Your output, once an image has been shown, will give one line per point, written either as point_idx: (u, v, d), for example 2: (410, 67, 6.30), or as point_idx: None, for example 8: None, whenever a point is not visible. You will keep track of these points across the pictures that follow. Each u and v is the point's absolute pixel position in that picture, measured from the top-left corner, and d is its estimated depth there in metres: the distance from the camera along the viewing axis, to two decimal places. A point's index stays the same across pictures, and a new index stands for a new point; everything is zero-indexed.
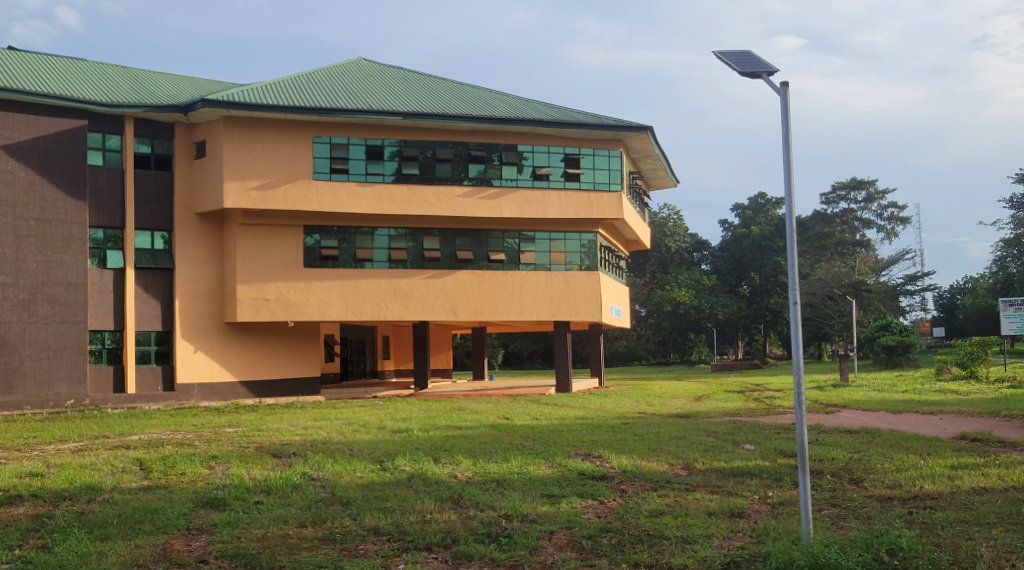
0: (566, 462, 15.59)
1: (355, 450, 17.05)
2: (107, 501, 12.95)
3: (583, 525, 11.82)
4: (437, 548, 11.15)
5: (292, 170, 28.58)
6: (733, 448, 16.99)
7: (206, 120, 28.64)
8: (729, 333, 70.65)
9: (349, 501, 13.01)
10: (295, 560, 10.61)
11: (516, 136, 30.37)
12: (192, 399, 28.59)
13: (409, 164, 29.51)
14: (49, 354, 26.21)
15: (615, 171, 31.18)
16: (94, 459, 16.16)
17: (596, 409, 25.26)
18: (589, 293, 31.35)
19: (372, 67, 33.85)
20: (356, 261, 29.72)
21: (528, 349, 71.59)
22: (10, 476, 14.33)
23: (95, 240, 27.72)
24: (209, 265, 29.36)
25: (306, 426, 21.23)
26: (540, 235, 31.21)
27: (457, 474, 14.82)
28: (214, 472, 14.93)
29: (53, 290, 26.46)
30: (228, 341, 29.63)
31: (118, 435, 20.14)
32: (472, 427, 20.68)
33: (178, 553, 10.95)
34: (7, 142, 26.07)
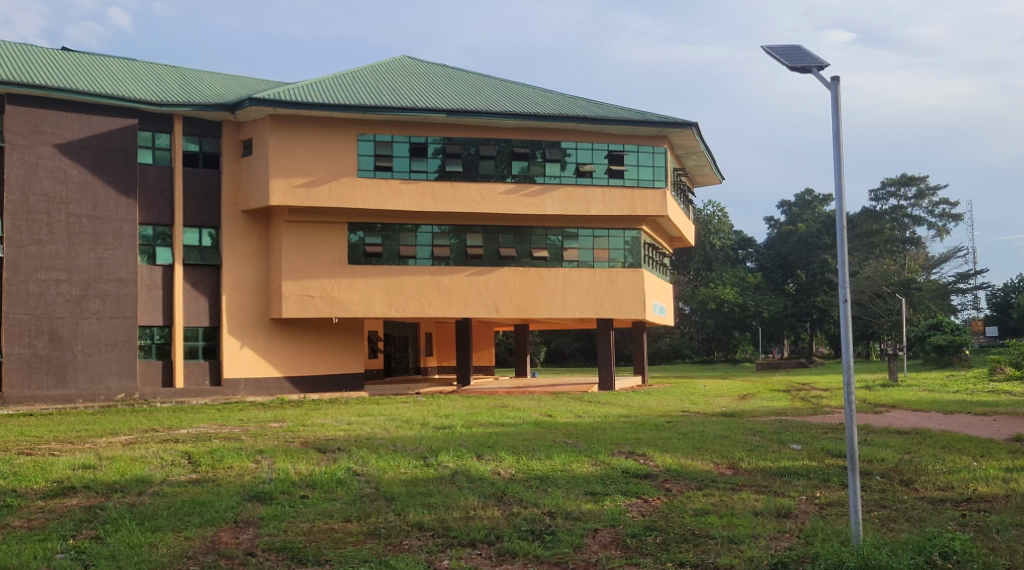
0: (610, 460, 15.52)
1: (399, 446, 17.12)
2: (157, 493, 13.16)
3: (628, 523, 11.76)
4: (482, 544, 11.17)
5: (338, 167, 28.80)
6: (780, 447, 16.79)
7: (252, 119, 28.93)
8: (776, 333, 68.94)
9: (393, 496, 13.07)
10: (340, 554, 10.70)
11: (560, 133, 30.25)
12: (238, 394, 28.91)
13: (453, 161, 29.61)
14: (100, 349, 26.80)
15: (660, 167, 30.93)
16: (145, 452, 16.41)
17: (639, 406, 25.11)
18: (632, 291, 31.22)
19: (416, 65, 33.96)
20: (400, 258, 29.88)
21: (570, 347, 71.68)
22: (63, 468, 14.57)
23: (145, 237, 28.13)
24: (256, 261, 29.71)
25: (350, 422, 21.35)
26: (583, 232, 31.08)
27: (501, 470, 14.82)
28: (261, 467, 15.10)
29: (105, 286, 27.00)
30: (274, 337, 29.92)
31: (165, 429, 20.45)
32: (514, 425, 20.65)
33: (226, 545, 11.05)
34: (60, 140, 26.61)
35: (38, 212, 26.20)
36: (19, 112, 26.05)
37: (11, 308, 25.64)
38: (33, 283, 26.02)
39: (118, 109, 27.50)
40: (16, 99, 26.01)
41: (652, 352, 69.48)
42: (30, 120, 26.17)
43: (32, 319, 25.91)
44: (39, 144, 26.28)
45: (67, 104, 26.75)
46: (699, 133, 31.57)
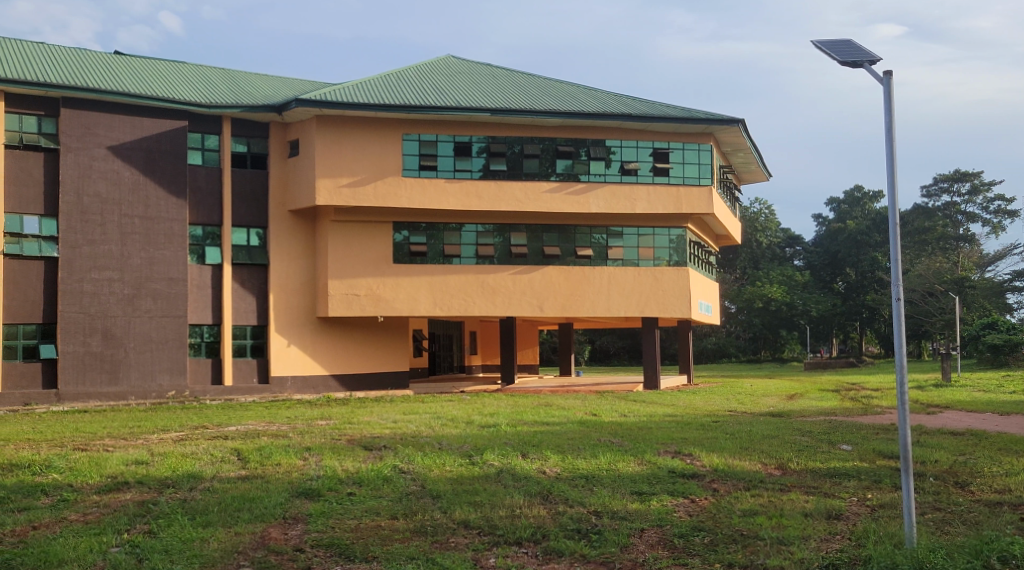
0: (656, 459, 15.45)
1: (445, 444, 17.18)
2: (208, 489, 13.36)
3: (675, 523, 11.69)
4: (528, 543, 11.17)
5: (383, 167, 28.99)
6: (829, 448, 16.57)
7: (299, 119, 29.21)
8: (824, 329, 67.17)
9: (440, 494, 13.14)
10: (387, 551, 10.75)
11: (604, 131, 30.15)
12: (286, 392, 29.22)
13: (497, 160, 29.64)
14: (152, 347, 27.30)
15: (706, 165, 30.68)
16: (195, 448, 16.69)
17: (685, 406, 24.91)
18: (678, 289, 31.02)
19: (461, 65, 34.06)
20: (444, 257, 29.97)
21: (614, 345, 71.50)
22: (117, 463, 14.86)
23: (195, 237, 28.54)
24: (303, 261, 30.02)
25: (395, 420, 21.49)
26: (628, 231, 30.93)
27: (546, 469, 14.81)
28: (308, 464, 15.26)
29: (156, 285, 27.47)
30: (320, 335, 30.19)
31: (215, 426, 20.75)
32: (559, 423, 20.63)
33: (275, 541, 11.18)
34: (113, 142, 27.14)
35: (92, 213, 26.75)
36: (73, 115, 26.58)
37: (66, 307, 26.20)
38: (87, 283, 26.55)
39: (169, 111, 27.95)
40: (70, 101, 26.54)
41: (697, 351, 69.01)
42: (84, 122, 26.72)
43: (86, 317, 26.46)
44: (92, 147, 26.82)
45: (119, 107, 27.26)
46: (745, 130, 31.27)
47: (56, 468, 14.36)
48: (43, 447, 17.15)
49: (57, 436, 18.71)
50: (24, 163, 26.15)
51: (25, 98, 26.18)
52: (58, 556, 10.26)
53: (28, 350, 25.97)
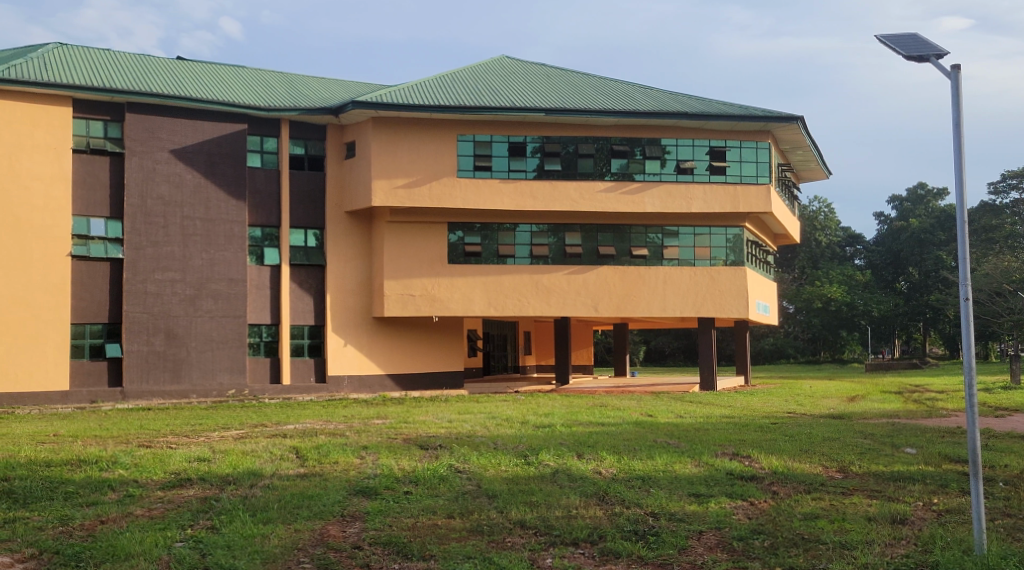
0: (714, 461, 15.29)
1: (500, 444, 17.21)
2: (268, 486, 13.56)
3: (734, 526, 11.54)
4: (585, 544, 11.13)
5: (438, 168, 29.12)
6: (892, 451, 16.23)
7: (355, 122, 29.50)
8: (885, 330, 65.57)
9: (496, 494, 13.15)
10: (444, 550, 10.80)
11: (660, 130, 29.95)
12: (342, 391, 29.51)
13: (552, 160, 29.61)
14: (213, 346, 27.82)
15: (763, 163, 30.30)
16: (255, 446, 16.94)
17: (742, 407, 24.61)
18: (735, 289, 30.67)
19: (515, 65, 34.10)
20: (499, 257, 30.01)
21: (669, 346, 71.03)
22: (180, 461, 15.14)
23: (254, 239, 29.00)
24: (359, 261, 30.28)
25: (451, 420, 21.54)
26: (684, 230, 30.68)
27: (602, 470, 14.75)
28: (365, 462, 15.39)
29: (217, 286, 27.99)
30: (376, 335, 30.46)
31: (274, 425, 21.04)
32: (615, 424, 20.50)
33: (334, 538, 11.30)
34: (175, 146, 27.71)
35: (155, 215, 27.34)
36: (137, 120, 27.19)
37: (131, 307, 26.80)
38: (151, 283, 27.13)
39: (229, 115, 28.44)
40: (135, 106, 27.16)
41: (754, 352, 68.29)
42: (147, 127, 27.30)
43: (150, 317, 27.05)
44: (156, 150, 27.41)
45: (181, 111, 27.81)
46: (804, 127, 30.81)
47: (122, 465, 14.69)
48: (108, 443, 17.55)
49: (122, 433, 19.15)
50: (91, 167, 26.80)
51: (91, 103, 26.85)
52: (125, 550, 10.47)
53: (94, 349, 26.61)
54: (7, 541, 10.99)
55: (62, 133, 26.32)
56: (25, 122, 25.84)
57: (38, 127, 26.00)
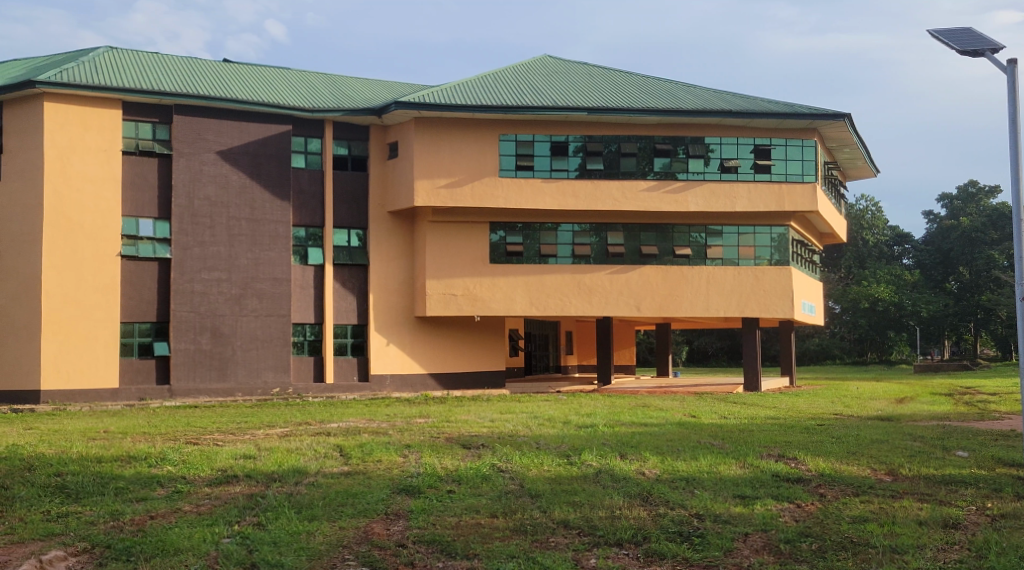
0: (759, 462, 15.15)
1: (543, 444, 17.16)
2: (312, 484, 13.67)
3: (781, 528, 11.41)
4: (629, 545, 11.07)
5: (480, 167, 29.15)
6: (943, 454, 15.94)
7: (398, 122, 29.63)
8: (935, 333, 64.34)
9: (538, 493, 13.13)
10: (488, 549, 10.80)
11: (703, 128, 29.73)
12: (385, 390, 29.68)
13: (594, 159, 29.52)
14: (257, 345, 28.13)
15: (809, 161, 29.98)
16: (300, 444, 17.11)
17: (788, 408, 24.35)
18: (779, 289, 30.33)
19: (557, 64, 34.05)
20: (541, 257, 29.97)
21: (712, 346, 70.49)
22: (227, 458, 15.33)
23: (298, 239, 29.27)
24: (401, 261, 30.41)
25: (493, 419, 21.56)
26: (728, 229, 30.40)
27: (646, 470, 14.68)
28: (408, 461, 15.47)
29: (262, 285, 28.30)
30: (418, 334, 30.56)
31: (318, 423, 21.22)
32: (658, 425, 20.35)
33: (378, 536, 11.33)
34: (222, 148, 28.08)
35: (202, 215, 27.71)
36: (184, 122, 27.58)
37: (178, 306, 27.19)
38: (197, 282, 27.50)
39: (274, 116, 28.74)
40: (182, 109, 27.56)
41: (800, 352, 67.67)
42: (194, 128, 27.68)
43: (196, 316, 27.43)
44: (202, 152, 27.79)
45: (228, 113, 28.16)
46: (852, 124, 30.42)
47: (170, 461, 14.89)
48: (157, 440, 17.84)
49: (170, 430, 19.44)
50: (140, 168, 27.22)
51: (140, 106, 27.28)
52: (174, 545, 10.62)
53: (143, 348, 27.01)
54: (61, 534, 11.20)
55: (112, 135, 26.84)
56: (76, 124, 26.41)
57: (89, 129, 26.56)
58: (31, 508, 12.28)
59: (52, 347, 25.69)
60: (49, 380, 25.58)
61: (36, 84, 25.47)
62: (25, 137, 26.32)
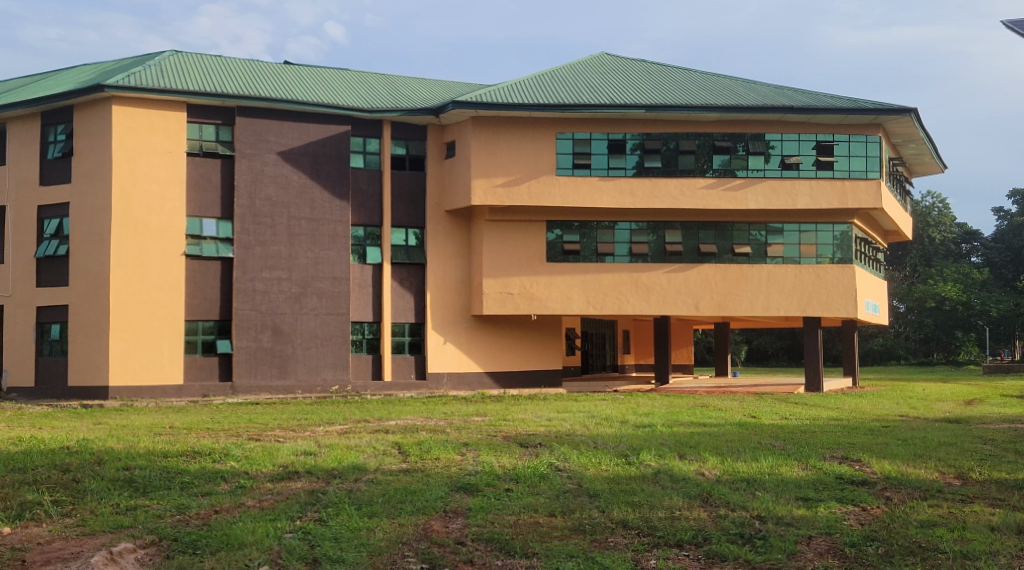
0: (822, 464, 14.86)
1: (600, 444, 17.06)
2: (372, 480, 13.78)
3: (845, 532, 11.20)
4: (689, 546, 10.95)
5: (537, 166, 29.11)
6: (1016, 458, 15.47)
7: (455, 121, 29.73)
8: (1005, 333, 62.66)
9: (597, 493, 13.04)
10: (547, 548, 10.78)
11: (764, 125, 29.33)
12: (442, 388, 29.82)
13: (652, 157, 29.30)
14: (317, 343, 28.48)
15: (873, 157, 29.41)
16: (359, 441, 17.25)
17: (851, 410, 23.87)
18: (842, 288, 29.78)
19: (615, 61, 33.85)
20: (598, 256, 29.83)
21: (772, 346, 69.52)
22: (288, 454, 15.54)
23: (356, 238, 29.56)
24: (458, 260, 30.51)
25: (550, 418, 21.56)
26: (789, 227, 29.95)
27: (705, 471, 14.50)
28: (466, 459, 15.51)
29: (321, 284, 28.64)
30: (475, 333, 30.62)
31: (377, 420, 21.38)
32: (717, 425, 20.11)
33: (437, 533, 11.37)
34: (283, 148, 28.48)
35: (263, 215, 28.13)
36: (246, 123, 28.04)
37: (240, 304, 27.64)
38: (259, 281, 27.93)
39: (334, 117, 29.06)
40: (244, 110, 28.01)
41: (863, 353, 66.44)
42: (256, 129, 28.13)
43: (258, 315, 27.86)
44: (264, 152, 28.22)
45: (288, 114, 28.55)
46: (918, 119, 29.75)
47: (233, 457, 15.14)
48: (220, 436, 18.14)
49: (233, 426, 19.75)
50: (203, 169, 27.73)
51: (204, 108, 27.78)
52: (238, 539, 10.78)
53: (206, 345, 27.51)
54: (130, 527, 11.44)
55: (177, 137, 27.40)
56: (144, 127, 27.02)
57: (156, 132, 27.15)
58: (102, 500, 12.57)
59: (119, 344, 26.33)
60: (116, 377, 26.20)
61: (105, 88, 26.11)
62: (94, 140, 27.03)
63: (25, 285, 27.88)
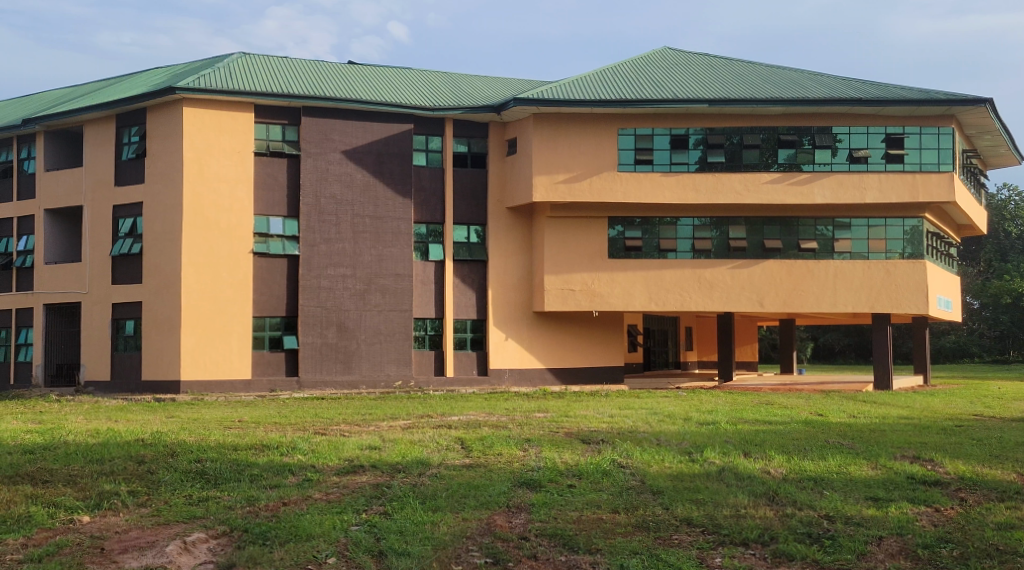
0: (892, 463, 14.56)
1: (663, 440, 16.99)
2: (435, 475, 13.89)
3: (917, 533, 10.96)
4: (755, 545, 10.82)
5: (599, 162, 28.98)
6: None
7: (516, 118, 29.76)
8: None
9: (660, 490, 12.95)
10: (610, 544, 10.76)
11: (831, 117, 28.78)
12: (504, 384, 29.90)
13: (716, 152, 28.96)
14: (381, 339, 28.77)
15: (946, 149, 28.71)
16: (423, 436, 17.40)
17: (922, 408, 23.29)
18: (912, 284, 29.12)
19: (678, 56, 33.55)
20: (660, 252, 29.60)
21: (840, 343, 68.14)
22: (353, 448, 15.76)
23: (419, 235, 29.81)
24: (520, 257, 30.53)
25: (612, 415, 21.50)
26: (857, 222, 29.36)
27: (771, 469, 14.30)
28: (528, 455, 15.54)
29: (384, 280, 28.92)
30: (537, 329, 30.61)
31: (439, 416, 21.52)
32: (782, 423, 19.84)
33: (501, 527, 11.42)
34: (347, 147, 28.82)
35: (328, 213, 28.52)
36: (312, 122, 28.45)
37: (306, 301, 28.09)
38: (324, 278, 28.34)
39: (397, 115, 29.33)
40: (309, 110, 28.43)
41: (934, 350, 64.79)
42: (321, 129, 28.52)
43: (323, 311, 28.28)
44: (328, 151, 28.60)
45: (352, 113, 28.89)
46: (993, 110, 28.96)
47: (301, 450, 15.41)
48: (288, 430, 18.47)
49: (300, 421, 20.08)
50: (270, 168, 28.23)
51: (271, 108, 28.27)
52: (306, 531, 10.96)
53: (273, 341, 28.00)
54: (203, 518, 11.71)
55: (245, 137, 27.94)
56: (213, 128, 27.59)
57: (224, 133, 27.70)
58: (175, 491, 12.90)
59: (191, 340, 26.95)
60: (188, 371, 26.84)
61: (176, 90, 26.73)
62: (166, 141, 27.71)
63: (101, 283, 28.75)
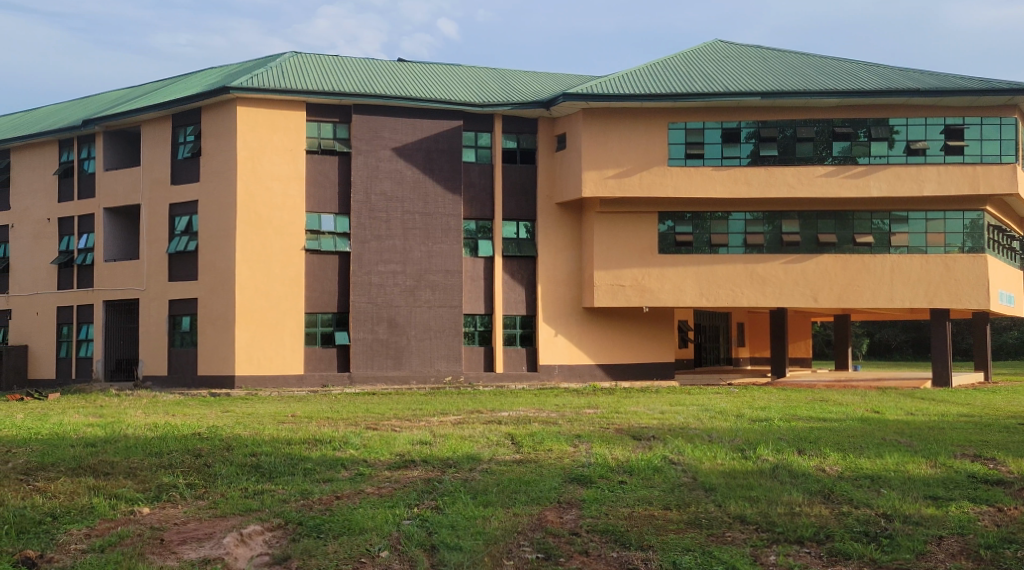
0: (952, 462, 14.25)
1: (716, 437, 16.82)
2: (486, 470, 13.91)
3: (979, 533, 10.70)
4: (810, 543, 10.65)
5: (648, 156, 28.77)
6: None
7: (565, 114, 29.65)
8: None
9: (713, 487, 12.82)
10: (662, 541, 10.68)
11: (887, 109, 28.22)
12: (554, 380, 29.82)
13: (768, 145, 28.58)
14: (431, 334, 28.89)
15: (1008, 140, 27.99)
16: (473, 431, 17.42)
17: (982, 406, 22.73)
18: (972, 279, 28.47)
19: (730, 49, 33.15)
20: (711, 247, 29.30)
21: (897, 339, 66.85)
22: (404, 443, 15.83)
23: (469, 231, 29.88)
24: (569, 253, 30.45)
25: (664, 411, 21.34)
26: (914, 216, 28.76)
27: (826, 467, 14.07)
28: (579, 451, 15.48)
29: (434, 277, 29.03)
30: (587, 325, 30.49)
31: (489, 412, 21.54)
32: (837, 420, 19.54)
33: (552, 523, 11.39)
34: (397, 144, 28.97)
35: (379, 210, 28.71)
36: (362, 120, 28.65)
37: (357, 297, 28.33)
38: (375, 274, 28.54)
39: (446, 112, 29.42)
40: (360, 108, 28.64)
41: (996, 346, 63.27)
42: (371, 126, 28.71)
43: (373, 307, 28.49)
44: (379, 149, 28.78)
45: (402, 110, 29.04)
46: None
47: (353, 445, 15.53)
48: (340, 425, 18.61)
49: (352, 416, 20.24)
50: (322, 166, 28.51)
51: (322, 107, 28.53)
52: (358, 524, 11.05)
53: (325, 337, 28.31)
54: (258, 510, 11.86)
55: (296, 136, 28.23)
56: (266, 127, 27.93)
57: (277, 131, 28.03)
58: (231, 484, 13.08)
59: (245, 335, 27.34)
60: (242, 366, 27.23)
61: (230, 90, 27.11)
62: (220, 140, 28.11)
63: (158, 280, 29.29)
